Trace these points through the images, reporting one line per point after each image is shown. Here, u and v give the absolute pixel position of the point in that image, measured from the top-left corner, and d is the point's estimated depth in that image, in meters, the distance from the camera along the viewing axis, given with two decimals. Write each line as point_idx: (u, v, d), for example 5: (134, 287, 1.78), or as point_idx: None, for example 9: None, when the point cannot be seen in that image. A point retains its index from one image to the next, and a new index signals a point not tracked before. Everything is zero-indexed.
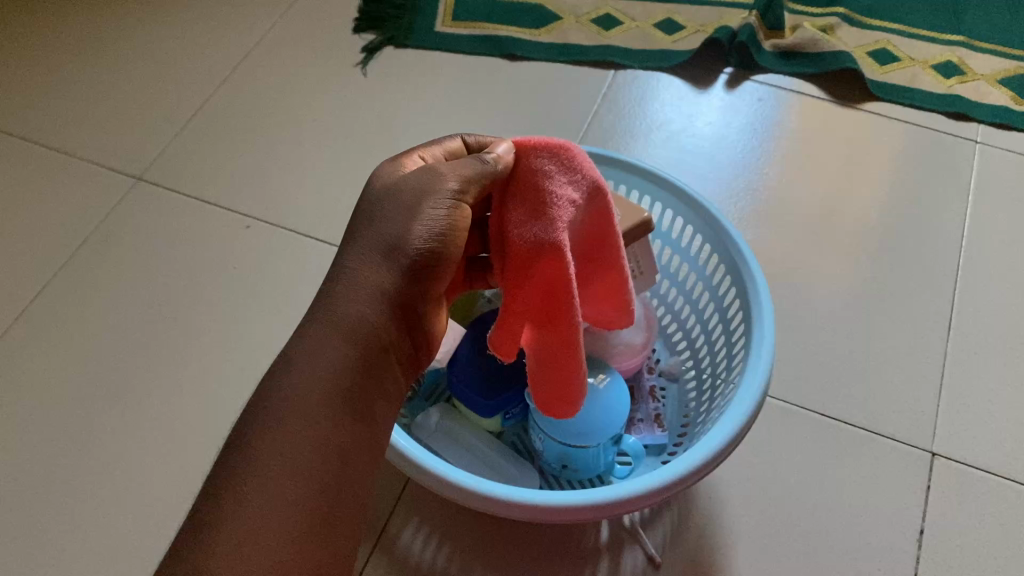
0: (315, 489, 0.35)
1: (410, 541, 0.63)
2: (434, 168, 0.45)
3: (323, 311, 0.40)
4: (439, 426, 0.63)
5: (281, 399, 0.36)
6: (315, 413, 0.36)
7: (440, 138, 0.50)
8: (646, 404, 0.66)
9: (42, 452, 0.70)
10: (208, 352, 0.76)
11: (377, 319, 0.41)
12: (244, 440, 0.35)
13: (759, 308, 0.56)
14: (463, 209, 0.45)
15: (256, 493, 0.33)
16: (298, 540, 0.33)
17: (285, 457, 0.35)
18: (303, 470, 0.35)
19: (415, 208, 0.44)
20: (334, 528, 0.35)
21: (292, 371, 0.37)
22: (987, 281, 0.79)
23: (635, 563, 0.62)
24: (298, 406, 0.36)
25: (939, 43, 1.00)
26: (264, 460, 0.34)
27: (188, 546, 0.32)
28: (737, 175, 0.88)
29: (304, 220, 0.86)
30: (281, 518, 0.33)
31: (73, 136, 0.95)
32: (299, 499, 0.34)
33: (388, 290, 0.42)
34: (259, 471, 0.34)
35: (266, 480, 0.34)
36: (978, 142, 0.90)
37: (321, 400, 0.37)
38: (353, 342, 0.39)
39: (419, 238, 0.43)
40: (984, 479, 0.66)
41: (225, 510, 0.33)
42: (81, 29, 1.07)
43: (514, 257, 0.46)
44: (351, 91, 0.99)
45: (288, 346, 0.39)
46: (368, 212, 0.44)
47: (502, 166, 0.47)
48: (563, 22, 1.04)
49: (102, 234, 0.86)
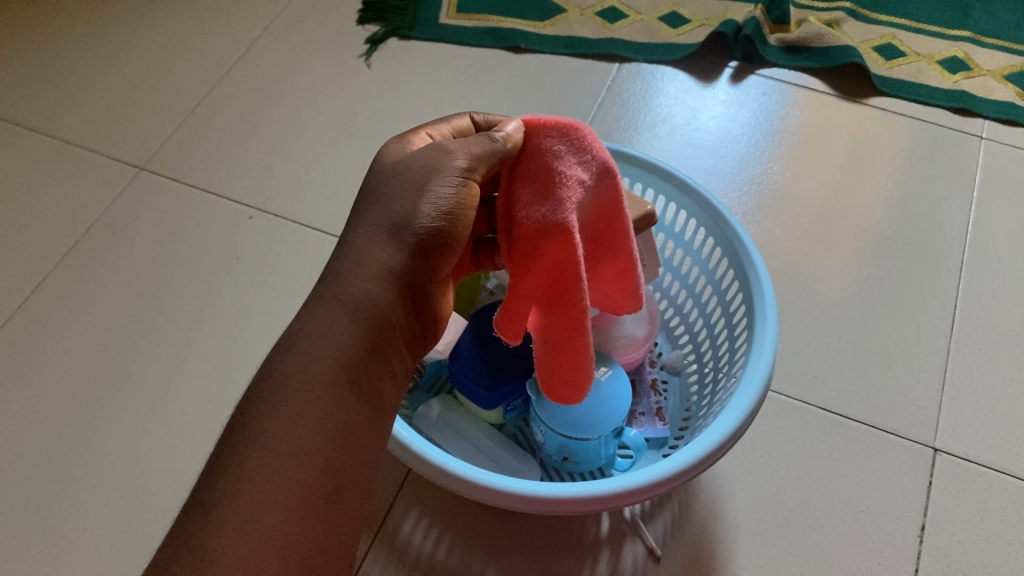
0: (319, 468, 0.35)
1: (410, 533, 0.63)
2: (442, 145, 0.45)
3: (330, 289, 0.40)
4: (440, 418, 0.63)
5: (286, 375, 0.36)
6: (320, 392, 0.36)
7: (448, 116, 0.50)
8: (648, 398, 0.66)
9: (46, 441, 0.70)
10: (210, 343, 0.76)
11: (383, 298, 0.41)
12: (248, 419, 0.35)
13: (760, 303, 0.56)
14: (471, 186, 0.45)
15: (260, 471, 0.33)
16: (303, 521, 0.33)
17: (289, 435, 0.35)
18: (307, 449, 0.35)
19: (423, 186, 0.44)
20: (338, 508, 0.35)
21: (296, 349, 0.37)
22: (991, 278, 0.78)
23: (635, 556, 0.62)
24: (303, 383, 0.36)
25: (945, 38, 0.99)
26: (269, 438, 0.34)
27: (193, 523, 0.32)
28: (742, 168, 0.88)
29: (306, 211, 0.86)
30: (284, 496, 0.33)
31: (75, 125, 0.95)
32: (303, 477, 0.34)
33: (395, 269, 0.42)
34: (262, 449, 0.34)
35: (269, 458, 0.34)
36: (984, 137, 0.90)
37: (325, 378, 0.37)
38: (359, 321, 0.39)
39: (427, 216, 0.43)
40: (986, 474, 0.66)
41: (229, 487, 0.33)
42: (83, 19, 1.06)
43: (521, 238, 0.46)
44: (354, 82, 0.99)
45: (293, 324, 0.39)
46: (375, 191, 0.44)
47: (511, 145, 0.46)
48: (568, 14, 1.04)
49: (104, 224, 0.85)
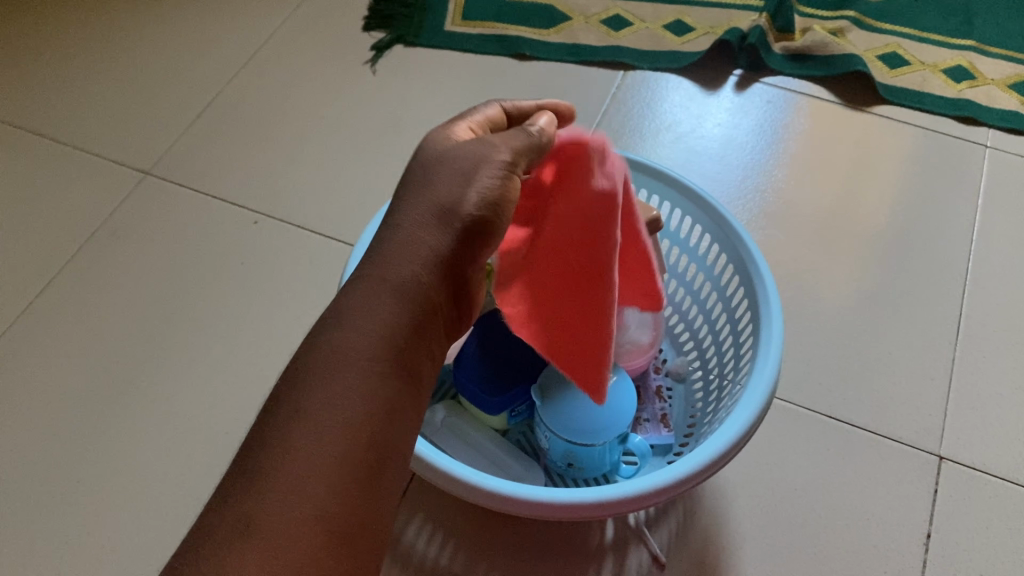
0: (364, 444, 0.34)
1: (414, 538, 0.63)
2: (488, 139, 0.45)
3: (375, 270, 0.40)
4: (445, 423, 0.63)
5: (329, 352, 0.36)
6: (365, 369, 0.36)
7: (481, 107, 0.50)
8: (653, 404, 0.66)
9: (50, 443, 0.70)
10: (214, 347, 0.76)
11: (428, 281, 0.40)
12: (295, 394, 0.35)
13: (766, 310, 0.56)
14: (514, 180, 0.45)
15: (304, 443, 0.33)
16: (347, 495, 0.33)
17: (332, 410, 0.34)
18: (352, 426, 0.34)
19: (469, 173, 0.44)
20: (381, 488, 0.34)
21: (343, 327, 0.37)
22: (996, 286, 0.78)
23: (640, 562, 0.61)
24: (348, 361, 0.36)
25: (949, 47, 1.00)
26: (315, 413, 0.34)
27: (239, 493, 0.32)
28: (747, 176, 0.88)
29: (312, 216, 0.86)
30: (329, 471, 0.33)
31: (81, 129, 0.95)
32: (347, 452, 0.33)
33: (440, 253, 0.41)
34: (308, 423, 0.34)
35: (315, 432, 0.33)
36: (989, 146, 0.90)
37: (370, 357, 0.36)
38: (404, 302, 0.39)
39: (472, 203, 0.43)
40: (993, 483, 0.66)
41: (271, 459, 0.32)
42: (90, 25, 1.07)
43: (558, 265, 0.52)
44: (360, 88, 0.99)
45: (338, 303, 0.39)
46: (419, 176, 0.44)
47: (546, 139, 0.47)
48: (572, 22, 1.04)
49: (109, 228, 0.86)
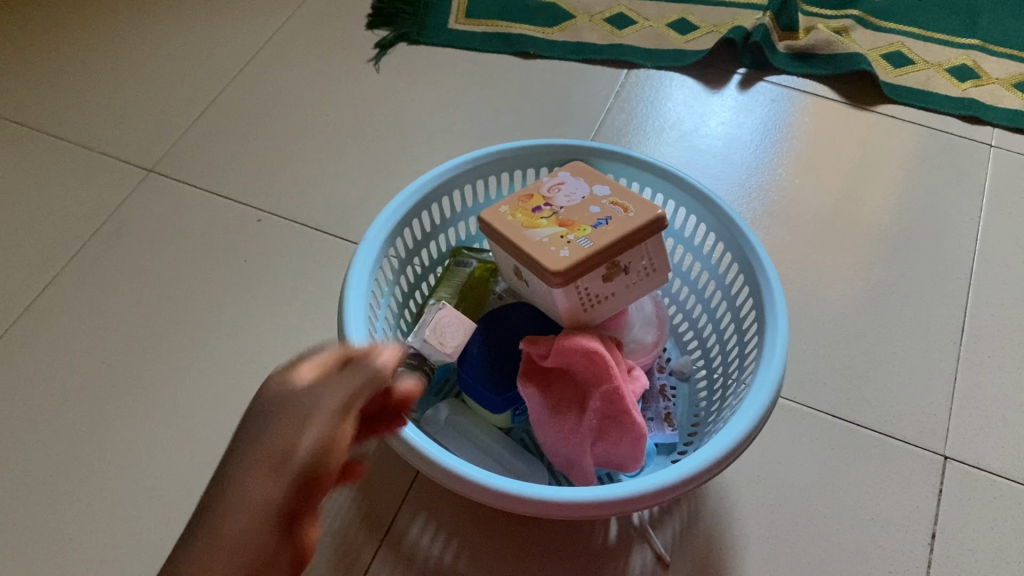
0: (284, 505, 0.33)
1: (417, 536, 0.63)
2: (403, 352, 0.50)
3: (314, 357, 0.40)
4: (449, 421, 0.63)
5: (272, 410, 0.36)
6: (299, 422, 0.35)
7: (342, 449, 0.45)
8: (657, 403, 0.65)
9: (53, 441, 0.70)
10: (217, 345, 0.76)
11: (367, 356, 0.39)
12: (227, 461, 0.35)
13: (771, 309, 0.56)
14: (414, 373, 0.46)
15: (226, 504, 0.33)
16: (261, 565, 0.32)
17: (258, 465, 0.34)
18: (275, 482, 0.33)
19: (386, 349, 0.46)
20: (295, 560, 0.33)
21: (286, 388, 0.37)
22: (1001, 286, 0.78)
23: (643, 562, 0.61)
24: (285, 418, 0.35)
25: (953, 46, 0.99)
26: (246, 467, 0.34)
27: None
28: (750, 175, 0.88)
29: (315, 214, 0.86)
30: (245, 533, 0.32)
31: (84, 127, 0.95)
32: (267, 510, 0.33)
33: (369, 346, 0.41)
34: (236, 479, 0.33)
35: (240, 489, 0.33)
36: (993, 145, 0.90)
37: (307, 412, 0.36)
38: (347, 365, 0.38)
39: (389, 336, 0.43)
40: (997, 483, 0.66)
41: (198, 527, 0.33)
42: (93, 22, 1.07)
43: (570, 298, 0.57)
44: (363, 86, 0.99)
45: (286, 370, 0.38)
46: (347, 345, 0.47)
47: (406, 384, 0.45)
48: (576, 21, 1.04)
49: (112, 226, 0.86)
